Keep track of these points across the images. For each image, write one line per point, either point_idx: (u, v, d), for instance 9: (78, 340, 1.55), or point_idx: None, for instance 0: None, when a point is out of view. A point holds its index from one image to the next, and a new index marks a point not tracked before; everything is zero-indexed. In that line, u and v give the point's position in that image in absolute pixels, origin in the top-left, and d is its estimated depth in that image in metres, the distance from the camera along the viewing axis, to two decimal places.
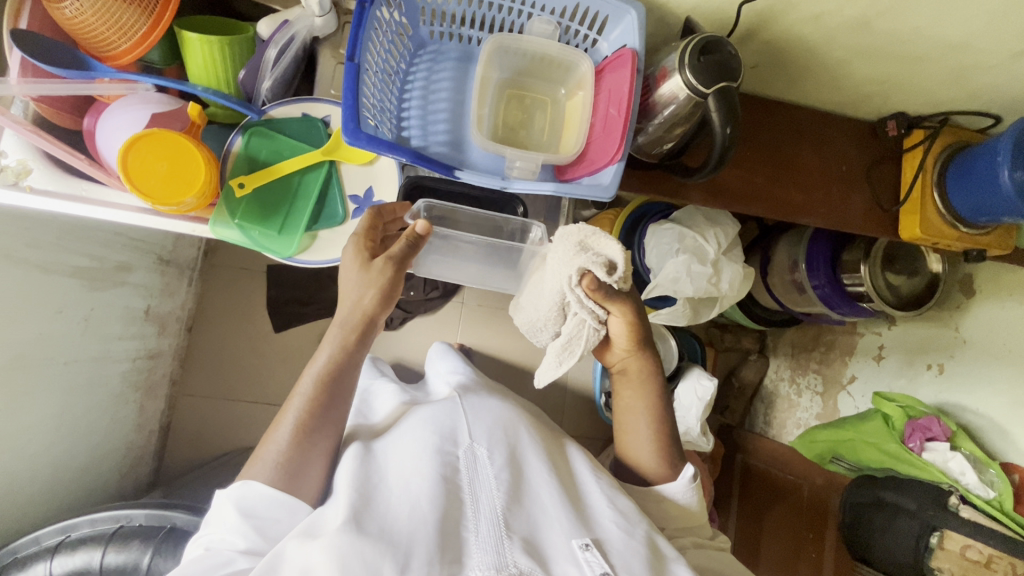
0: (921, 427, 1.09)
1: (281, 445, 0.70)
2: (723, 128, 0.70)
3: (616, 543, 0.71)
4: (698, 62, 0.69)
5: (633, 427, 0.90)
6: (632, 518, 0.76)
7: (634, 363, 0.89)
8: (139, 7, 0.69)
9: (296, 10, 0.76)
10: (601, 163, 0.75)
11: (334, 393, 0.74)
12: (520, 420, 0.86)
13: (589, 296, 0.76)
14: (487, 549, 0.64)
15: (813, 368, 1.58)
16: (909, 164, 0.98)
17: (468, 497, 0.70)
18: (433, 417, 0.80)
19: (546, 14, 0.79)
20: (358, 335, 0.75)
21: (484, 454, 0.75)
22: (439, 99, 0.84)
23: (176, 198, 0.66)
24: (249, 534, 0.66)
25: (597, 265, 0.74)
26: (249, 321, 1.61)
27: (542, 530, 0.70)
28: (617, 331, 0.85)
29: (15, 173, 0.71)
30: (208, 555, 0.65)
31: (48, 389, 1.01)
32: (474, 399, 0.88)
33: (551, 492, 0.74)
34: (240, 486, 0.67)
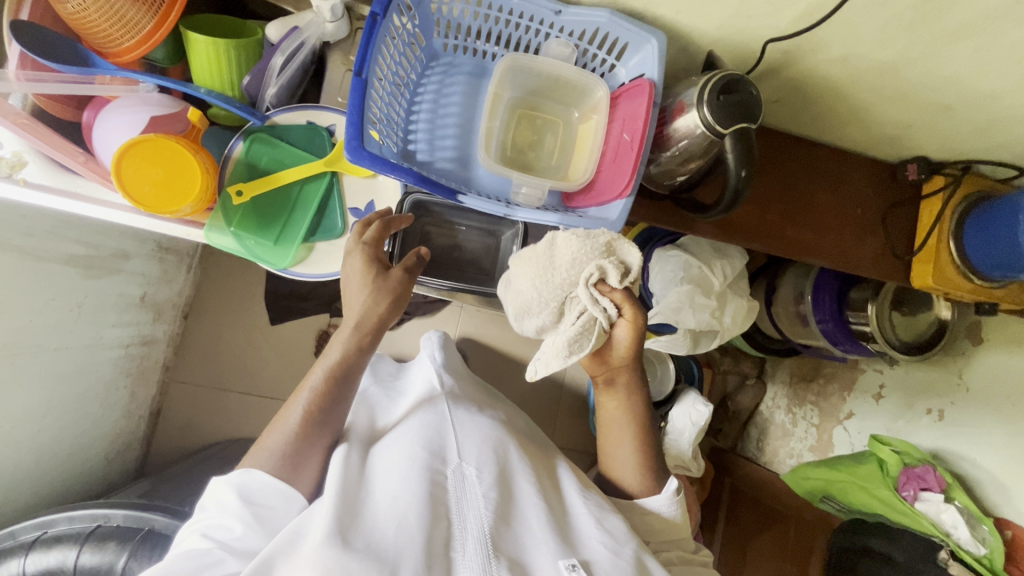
0: (916, 476, 1.08)
1: (291, 428, 0.69)
2: (738, 171, 0.68)
3: (605, 564, 0.66)
4: (717, 101, 0.67)
5: (613, 436, 0.87)
6: (620, 538, 0.71)
7: (622, 373, 0.83)
8: (145, 5, 0.67)
9: (307, 15, 0.73)
10: (610, 196, 0.73)
11: (342, 386, 0.72)
12: (507, 439, 0.83)
13: (606, 298, 0.71)
14: (474, 565, 0.61)
15: (810, 399, 1.56)
16: (927, 211, 0.95)
17: (455, 517, 0.67)
18: (423, 432, 0.78)
19: (566, 36, 0.76)
20: (371, 337, 0.74)
21: (474, 473, 0.72)
22: (448, 114, 0.82)
23: (173, 207, 0.65)
24: (247, 520, 0.64)
25: (614, 265, 0.70)
26: (245, 312, 1.60)
27: (529, 551, 0.65)
28: (619, 336, 0.76)
29: (9, 164, 0.69)
30: (201, 548, 0.61)
31: (36, 376, 1.00)
32: (461, 415, 0.84)
33: (538, 514, 0.70)
34: (241, 473, 0.65)
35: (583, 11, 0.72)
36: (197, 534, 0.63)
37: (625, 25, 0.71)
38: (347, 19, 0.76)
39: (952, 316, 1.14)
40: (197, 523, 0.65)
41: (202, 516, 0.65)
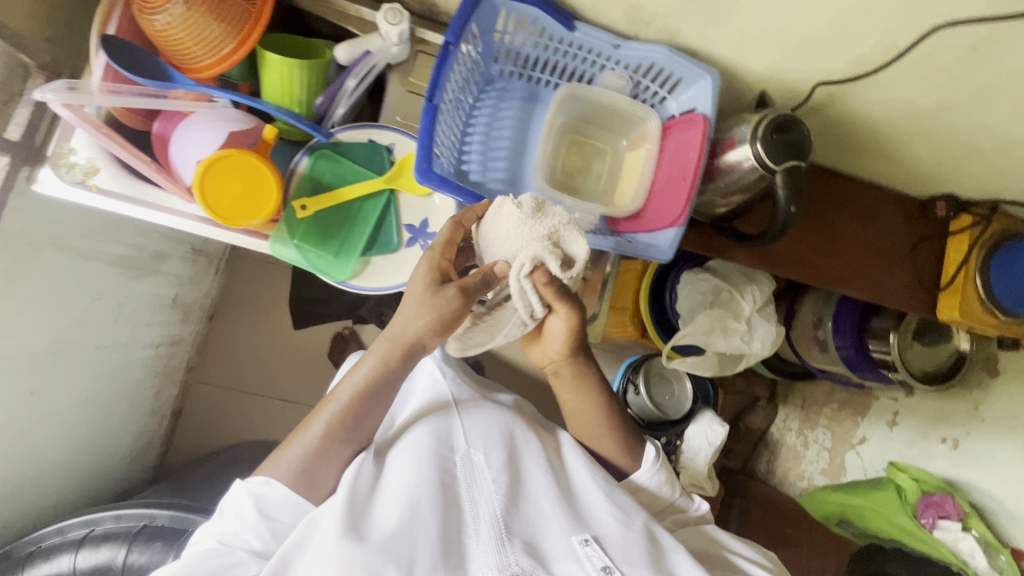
0: (934, 503, 1.10)
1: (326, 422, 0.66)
2: (787, 207, 0.71)
3: (616, 538, 0.64)
4: (771, 138, 0.70)
5: (580, 418, 0.83)
6: (628, 509, 0.67)
7: (567, 365, 0.81)
8: (228, 25, 0.68)
9: (374, 38, 0.78)
10: (662, 224, 0.76)
11: (369, 405, 0.68)
12: (514, 419, 0.75)
13: (536, 290, 0.69)
14: (490, 551, 0.58)
15: (823, 422, 1.58)
16: (953, 248, 0.98)
17: (465, 502, 0.63)
18: (423, 419, 0.71)
19: (622, 68, 0.80)
20: (403, 354, 0.68)
21: (482, 458, 0.67)
22: (502, 137, 0.85)
23: (244, 220, 0.67)
24: (264, 534, 0.60)
25: (554, 258, 0.66)
26: (268, 315, 1.61)
27: (540, 531, 0.63)
28: (555, 331, 0.76)
29: (83, 171, 0.73)
30: (219, 552, 0.59)
31: (74, 374, 1.02)
32: (471, 404, 0.74)
33: (549, 494, 0.66)
34: (261, 484, 0.62)
35: (642, 47, 0.75)
36: (214, 539, 0.61)
37: (682, 62, 0.74)
38: (408, 43, 0.81)
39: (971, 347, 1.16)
40: (214, 526, 0.62)
41: (217, 523, 0.62)
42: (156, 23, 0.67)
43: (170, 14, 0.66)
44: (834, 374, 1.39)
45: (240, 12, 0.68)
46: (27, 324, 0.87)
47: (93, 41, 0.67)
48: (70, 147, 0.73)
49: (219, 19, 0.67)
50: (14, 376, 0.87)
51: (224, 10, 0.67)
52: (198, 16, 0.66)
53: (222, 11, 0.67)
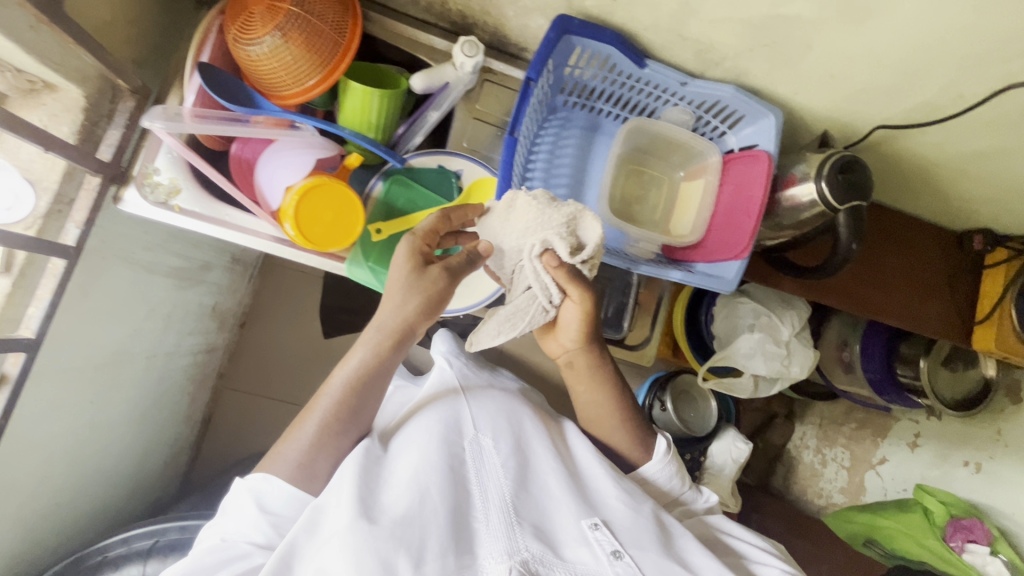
0: (963, 527, 1.14)
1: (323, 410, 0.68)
2: (849, 244, 0.74)
3: (623, 522, 0.69)
4: (836, 178, 0.72)
5: (591, 405, 0.85)
6: (637, 496, 0.72)
7: (582, 356, 0.83)
8: (318, 58, 0.70)
9: (448, 69, 0.79)
10: (726, 256, 0.79)
11: (362, 398, 0.70)
12: (521, 408, 0.80)
13: (551, 274, 0.72)
14: (499, 536, 0.63)
15: (842, 441, 1.59)
16: (988, 280, 1.00)
17: (475, 487, 0.67)
18: (433, 405, 0.75)
19: (687, 104, 0.83)
20: (393, 343, 0.71)
21: (490, 444, 0.72)
22: (563, 164, 0.88)
23: (328, 246, 0.71)
24: (267, 529, 0.62)
25: (564, 242, 0.69)
26: (297, 324, 1.62)
27: (550, 515, 0.68)
28: (571, 318, 0.78)
29: (166, 191, 0.75)
30: (224, 547, 0.61)
31: (126, 383, 1.03)
32: (478, 391, 0.79)
33: (556, 478, 0.71)
34: (259, 480, 0.63)
35: (710, 85, 0.78)
36: (217, 538, 0.63)
37: (748, 102, 0.77)
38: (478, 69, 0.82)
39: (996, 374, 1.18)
40: (218, 524, 0.64)
41: (222, 520, 0.64)
42: (250, 53, 0.68)
43: (266, 45, 0.67)
44: (854, 394, 1.42)
45: (332, 47, 0.70)
46: (92, 335, 0.88)
47: (188, 72, 0.71)
48: (154, 167, 0.75)
49: (311, 52, 0.69)
50: (76, 386, 0.88)
51: (315, 43, 0.68)
52: (289, 48, 0.68)
53: (316, 45, 0.69)
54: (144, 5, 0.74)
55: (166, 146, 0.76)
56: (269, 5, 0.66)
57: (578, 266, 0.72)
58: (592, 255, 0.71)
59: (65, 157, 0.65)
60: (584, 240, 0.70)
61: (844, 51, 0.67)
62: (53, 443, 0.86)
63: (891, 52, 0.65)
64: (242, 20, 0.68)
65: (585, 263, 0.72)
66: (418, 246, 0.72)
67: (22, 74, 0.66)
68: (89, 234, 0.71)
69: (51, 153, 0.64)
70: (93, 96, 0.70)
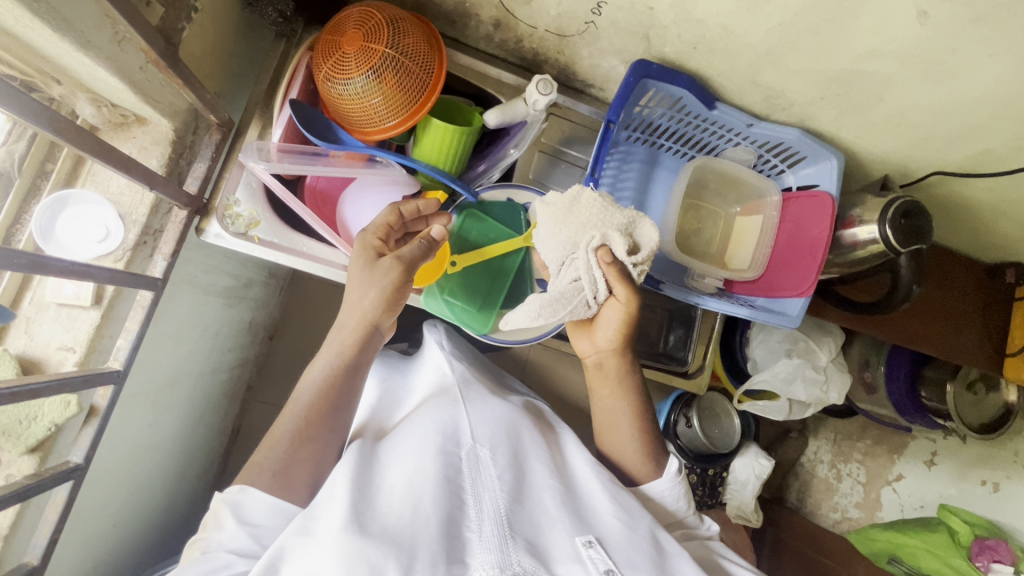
0: (988, 547, 1.12)
1: (300, 412, 0.66)
2: (911, 285, 0.78)
3: (620, 541, 0.63)
4: (899, 222, 0.76)
5: (610, 412, 0.81)
6: (634, 513, 0.67)
7: (614, 359, 0.80)
8: (406, 96, 0.71)
9: (519, 104, 0.78)
10: (790, 293, 0.82)
11: (339, 402, 0.68)
12: (520, 422, 0.78)
13: (604, 269, 0.70)
14: (491, 548, 0.56)
15: (857, 457, 1.50)
16: (1020, 313, 1.05)
17: (469, 497, 0.62)
18: (428, 416, 0.72)
19: (750, 144, 0.86)
20: (358, 341, 0.70)
21: (488, 455, 0.67)
22: (623, 196, 0.89)
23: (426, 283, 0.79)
24: (245, 541, 0.56)
25: (623, 239, 0.69)
26: (313, 334, 1.57)
27: (544, 531, 0.62)
28: (610, 319, 0.77)
29: (246, 222, 0.75)
30: (203, 559, 0.55)
31: (176, 402, 1.02)
32: (475, 401, 0.77)
33: (553, 494, 0.66)
34: (237, 492, 0.59)
35: (776, 128, 0.81)
36: (196, 553, 0.57)
37: (813, 145, 0.80)
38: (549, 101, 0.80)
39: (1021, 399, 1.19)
40: (198, 539, 0.58)
41: (201, 536, 0.58)
42: (342, 91, 0.70)
43: (357, 84, 0.69)
44: (875, 414, 1.39)
45: (420, 86, 0.71)
46: (153, 357, 0.87)
47: (278, 107, 0.74)
48: (234, 199, 0.75)
49: (400, 91, 0.70)
50: (138, 410, 0.88)
51: (403, 83, 0.70)
52: (381, 88, 0.69)
53: (405, 84, 0.70)
54: (228, 39, 0.75)
55: (246, 177, 0.77)
56: (364, 46, 0.68)
57: (631, 269, 0.71)
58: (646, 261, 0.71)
59: (165, 194, 0.66)
60: (642, 244, 0.70)
61: (916, 104, 0.70)
62: (115, 467, 0.86)
63: (962, 106, 0.68)
64: (335, 59, 0.69)
65: (638, 266, 0.71)
66: (369, 242, 0.73)
67: (117, 109, 0.66)
68: (174, 265, 0.71)
69: (153, 190, 0.65)
70: (181, 129, 0.70)
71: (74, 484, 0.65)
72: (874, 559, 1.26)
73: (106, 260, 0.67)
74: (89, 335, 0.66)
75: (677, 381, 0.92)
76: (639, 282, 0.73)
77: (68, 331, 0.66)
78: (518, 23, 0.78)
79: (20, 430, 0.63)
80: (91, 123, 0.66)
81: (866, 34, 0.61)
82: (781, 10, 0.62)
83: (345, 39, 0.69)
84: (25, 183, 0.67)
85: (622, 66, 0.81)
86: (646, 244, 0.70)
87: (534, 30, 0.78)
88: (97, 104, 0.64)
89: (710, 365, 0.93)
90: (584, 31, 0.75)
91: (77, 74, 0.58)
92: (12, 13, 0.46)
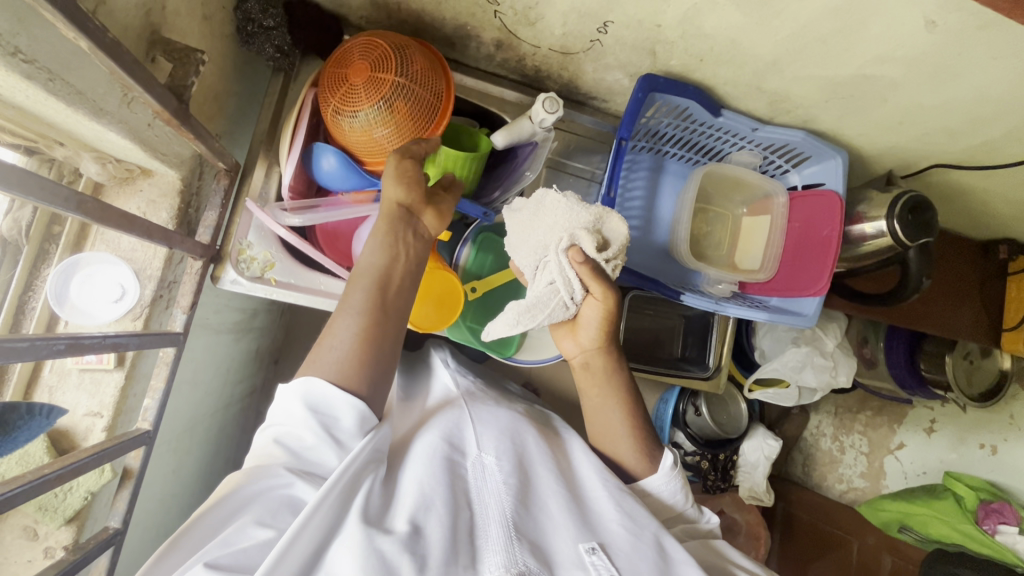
0: (994, 510, 1.12)
1: (341, 346, 0.59)
2: (921, 277, 0.81)
3: (623, 547, 0.60)
4: (907, 218, 0.77)
5: (602, 406, 0.78)
6: (640, 519, 0.64)
7: (600, 357, 0.77)
8: (415, 122, 0.69)
9: (525, 123, 0.77)
10: (803, 293, 0.85)
11: (385, 302, 0.63)
12: (524, 426, 0.75)
13: (576, 268, 0.68)
14: (498, 549, 0.55)
15: (858, 428, 1.48)
16: (1014, 287, 1.09)
17: (474, 505, 0.61)
18: (432, 423, 0.70)
19: (755, 147, 0.87)
20: (391, 223, 0.64)
21: (493, 461, 0.65)
22: (633, 206, 0.88)
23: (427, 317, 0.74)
24: (318, 431, 0.56)
25: (591, 237, 0.67)
26: None
27: (548, 536, 0.60)
28: (590, 316, 0.73)
29: (261, 265, 0.74)
30: (264, 472, 0.54)
31: (199, 445, 1.00)
32: (481, 407, 0.74)
33: (556, 500, 0.64)
34: (303, 381, 0.57)
35: (781, 131, 0.82)
36: (270, 441, 0.57)
37: (817, 145, 0.82)
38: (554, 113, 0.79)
39: (1013, 366, 1.20)
40: (270, 425, 0.59)
41: (274, 421, 0.59)
42: (349, 123, 0.69)
43: (367, 115, 0.67)
44: (872, 387, 1.41)
45: (428, 112, 0.70)
46: (172, 404, 0.85)
47: (284, 151, 0.73)
48: (246, 242, 0.73)
49: (409, 118, 0.69)
50: (162, 459, 0.86)
51: (410, 111, 0.68)
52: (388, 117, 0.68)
53: (413, 110, 0.69)
54: (226, 78, 0.73)
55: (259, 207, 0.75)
56: (372, 76, 0.67)
57: (603, 265, 0.69)
58: (617, 252, 0.69)
59: (181, 250, 0.64)
60: (612, 239, 0.68)
61: (917, 103, 0.72)
62: (145, 518, 0.85)
63: (963, 104, 0.70)
64: (342, 89, 0.68)
65: (612, 261, 0.69)
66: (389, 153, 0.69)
67: (122, 164, 0.64)
68: (193, 317, 0.69)
69: (171, 248, 0.62)
70: (187, 177, 0.69)
71: (114, 550, 0.64)
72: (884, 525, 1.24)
73: (125, 320, 0.65)
74: (115, 398, 0.65)
75: (697, 385, 0.94)
76: (614, 277, 0.71)
77: (93, 396, 0.65)
78: (521, 43, 0.77)
79: (56, 504, 0.62)
80: (95, 181, 0.64)
81: (875, 42, 0.62)
82: (790, 23, 0.62)
83: (353, 68, 0.68)
84: (33, 249, 0.65)
85: (626, 79, 0.81)
86: (616, 239, 0.68)
87: (537, 49, 0.77)
88: (102, 161, 0.62)
89: (728, 365, 0.95)
90: (589, 49, 0.75)
91: (83, 136, 0.56)
92: (23, 90, 0.45)
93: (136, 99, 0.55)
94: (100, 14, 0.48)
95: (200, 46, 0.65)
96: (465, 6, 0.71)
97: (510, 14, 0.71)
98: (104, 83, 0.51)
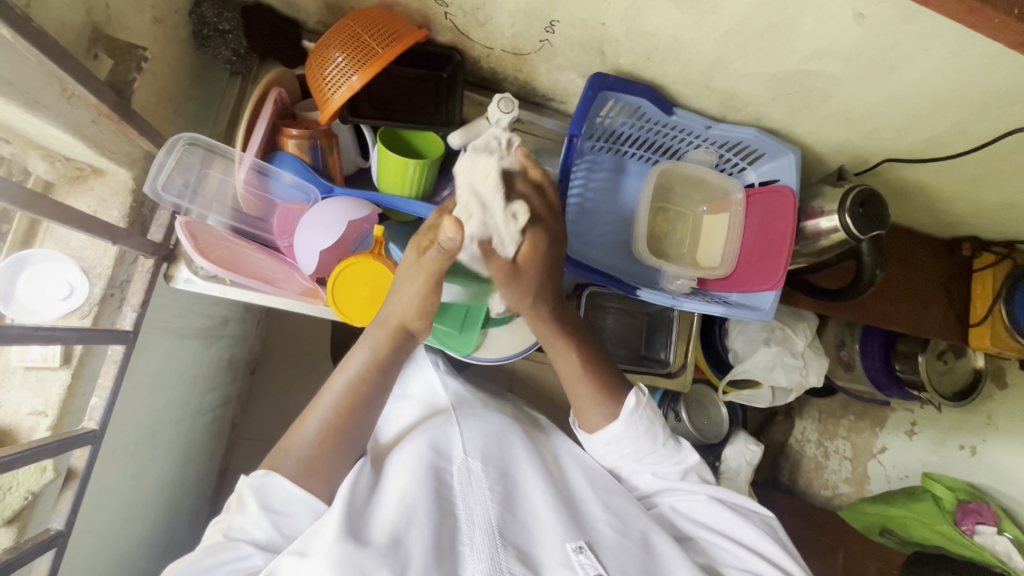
0: (971, 510, 1.07)
1: (307, 445, 0.60)
2: (874, 270, 0.81)
3: (610, 545, 0.61)
4: (858, 211, 0.78)
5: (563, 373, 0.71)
6: (628, 517, 0.65)
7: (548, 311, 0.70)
8: (374, 40, 0.69)
9: (483, 124, 0.77)
10: (761, 287, 0.85)
11: (362, 410, 0.63)
12: (512, 429, 0.74)
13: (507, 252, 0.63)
14: (484, 556, 0.55)
15: (841, 433, 1.46)
16: (979, 283, 1.09)
17: (460, 508, 0.61)
18: (421, 428, 0.69)
19: (711, 145, 0.88)
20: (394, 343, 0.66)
21: (480, 466, 0.65)
22: (594, 205, 0.88)
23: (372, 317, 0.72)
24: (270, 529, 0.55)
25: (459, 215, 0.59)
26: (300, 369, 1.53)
27: (536, 538, 0.60)
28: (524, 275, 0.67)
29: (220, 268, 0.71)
30: (222, 547, 0.53)
31: (165, 451, 0.99)
32: (469, 411, 0.73)
33: (544, 499, 0.64)
34: (263, 476, 0.57)
35: (733, 128, 0.84)
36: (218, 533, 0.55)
37: (769, 141, 0.83)
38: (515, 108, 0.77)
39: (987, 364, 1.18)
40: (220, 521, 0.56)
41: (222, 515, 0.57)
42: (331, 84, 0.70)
43: (337, 66, 0.69)
44: (854, 391, 1.38)
45: (381, 32, 0.69)
46: (128, 407, 0.84)
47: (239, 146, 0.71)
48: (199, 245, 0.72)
49: (366, 41, 0.69)
50: (120, 465, 0.85)
51: (349, 39, 0.69)
52: (365, 60, 0.68)
53: (365, 35, 0.69)
54: (182, 80, 0.74)
55: (218, 201, 0.73)
56: (321, 49, 0.71)
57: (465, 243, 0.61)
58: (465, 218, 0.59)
59: (129, 248, 0.63)
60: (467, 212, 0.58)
61: (858, 99, 0.73)
62: (102, 528, 0.83)
63: (902, 99, 0.71)
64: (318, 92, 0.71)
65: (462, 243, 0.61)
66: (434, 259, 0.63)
67: (72, 163, 0.65)
68: (145, 316, 0.69)
69: (117, 245, 0.62)
70: (140, 176, 0.69)
71: (57, 552, 0.63)
72: (868, 530, 1.24)
73: (73, 318, 0.65)
74: (61, 397, 0.64)
75: (660, 382, 0.94)
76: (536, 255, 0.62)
77: (39, 394, 0.64)
78: (474, 44, 0.79)
79: None
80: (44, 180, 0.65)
81: (808, 37, 0.64)
82: (726, 19, 0.64)
83: (321, 99, 0.71)
84: None
85: (580, 79, 0.83)
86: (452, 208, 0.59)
87: (491, 50, 0.79)
88: (50, 159, 0.63)
89: (692, 362, 0.95)
90: (540, 49, 0.77)
91: (26, 132, 0.57)
92: None
93: (77, 94, 0.55)
94: (34, 10, 0.49)
95: (151, 48, 0.66)
96: (414, 7, 0.73)
97: (459, 15, 0.73)
98: (40, 77, 0.52)
